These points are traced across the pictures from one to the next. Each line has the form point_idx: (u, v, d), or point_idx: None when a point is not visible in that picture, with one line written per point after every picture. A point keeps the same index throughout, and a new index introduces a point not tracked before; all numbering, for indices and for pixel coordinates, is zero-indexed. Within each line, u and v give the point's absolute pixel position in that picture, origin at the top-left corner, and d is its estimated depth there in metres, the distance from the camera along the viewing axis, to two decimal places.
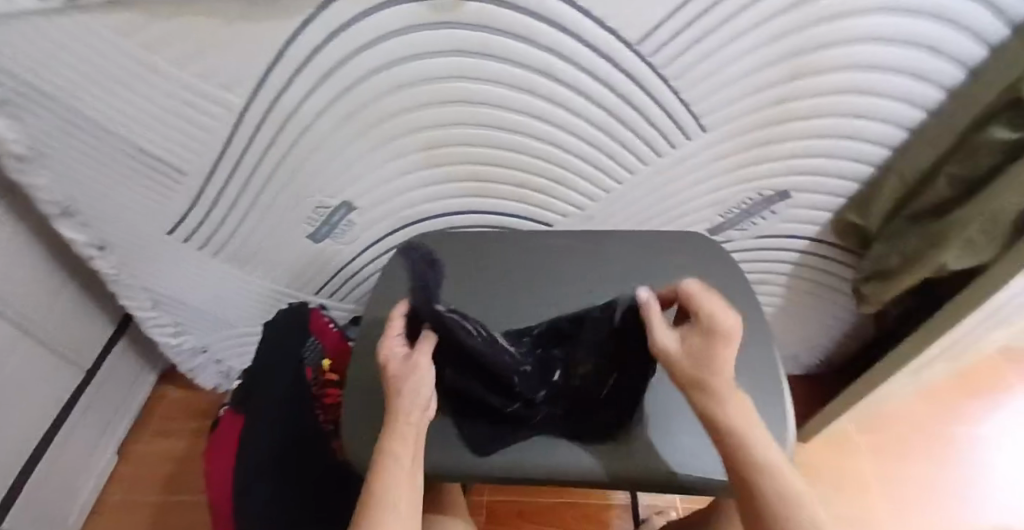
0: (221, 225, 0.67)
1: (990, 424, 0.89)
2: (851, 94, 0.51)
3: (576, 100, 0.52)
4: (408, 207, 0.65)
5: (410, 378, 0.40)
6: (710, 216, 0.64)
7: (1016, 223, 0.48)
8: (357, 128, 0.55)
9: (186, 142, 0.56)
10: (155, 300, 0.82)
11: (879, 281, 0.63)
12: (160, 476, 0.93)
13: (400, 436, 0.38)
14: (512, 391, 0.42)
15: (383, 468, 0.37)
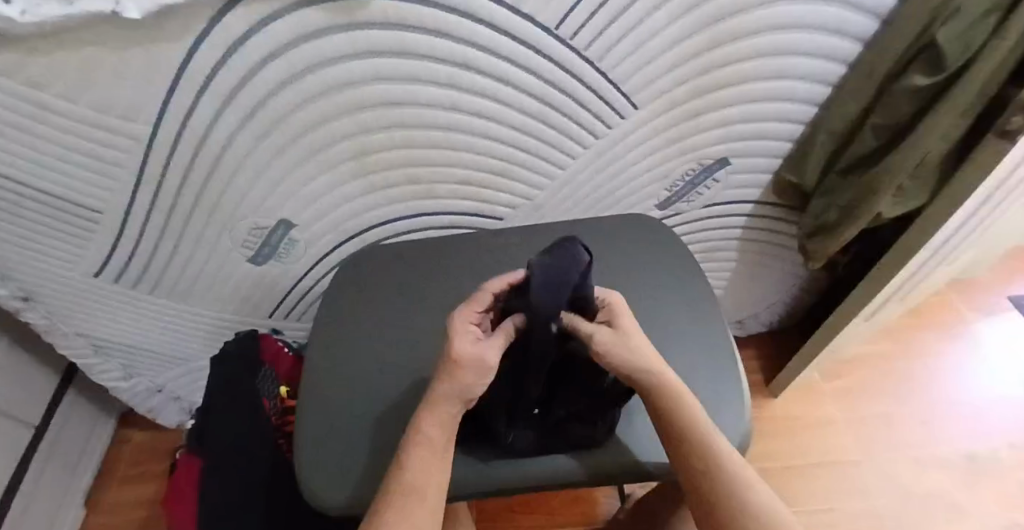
0: (154, 260, 0.64)
1: (942, 354, 0.93)
2: (772, 55, 0.51)
3: (504, 89, 0.51)
4: (350, 219, 0.63)
5: (458, 371, 0.35)
6: (656, 192, 0.64)
7: (941, 163, 0.50)
8: (281, 143, 0.52)
9: (97, 179, 0.53)
10: (98, 345, 0.77)
11: (821, 237, 0.63)
12: (134, 524, 0.89)
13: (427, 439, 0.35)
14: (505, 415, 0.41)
15: (407, 475, 0.34)
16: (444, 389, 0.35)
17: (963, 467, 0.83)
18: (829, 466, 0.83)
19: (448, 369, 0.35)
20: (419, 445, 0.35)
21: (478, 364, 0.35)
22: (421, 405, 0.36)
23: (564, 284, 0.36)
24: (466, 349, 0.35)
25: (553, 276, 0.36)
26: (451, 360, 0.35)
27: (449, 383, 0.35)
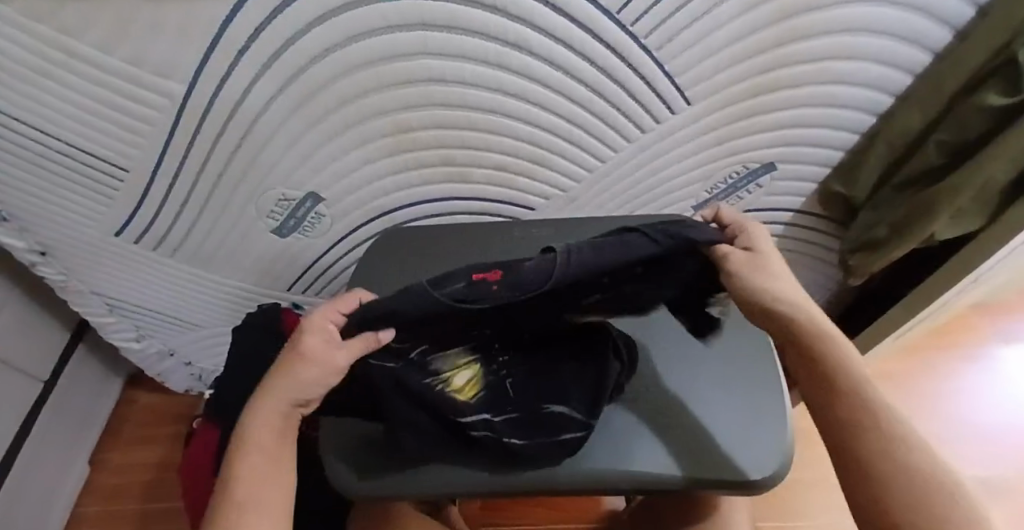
0: (176, 224, 0.62)
1: (963, 379, 0.92)
2: (837, 59, 0.49)
3: (555, 75, 0.48)
4: (380, 197, 0.61)
5: (298, 366, 0.35)
6: (695, 193, 0.62)
7: (1005, 190, 0.48)
8: (316, 114, 0.50)
9: (127, 137, 0.51)
10: (112, 305, 0.76)
11: (867, 252, 0.62)
12: (136, 485, 0.89)
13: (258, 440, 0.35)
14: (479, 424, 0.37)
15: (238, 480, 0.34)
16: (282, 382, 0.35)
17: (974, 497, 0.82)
18: None
19: (291, 364, 0.36)
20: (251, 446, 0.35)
21: (318, 362, 0.35)
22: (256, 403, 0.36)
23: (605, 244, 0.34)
24: (309, 346, 0.36)
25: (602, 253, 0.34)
26: (297, 354, 0.36)
27: (294, 375, 0.35)
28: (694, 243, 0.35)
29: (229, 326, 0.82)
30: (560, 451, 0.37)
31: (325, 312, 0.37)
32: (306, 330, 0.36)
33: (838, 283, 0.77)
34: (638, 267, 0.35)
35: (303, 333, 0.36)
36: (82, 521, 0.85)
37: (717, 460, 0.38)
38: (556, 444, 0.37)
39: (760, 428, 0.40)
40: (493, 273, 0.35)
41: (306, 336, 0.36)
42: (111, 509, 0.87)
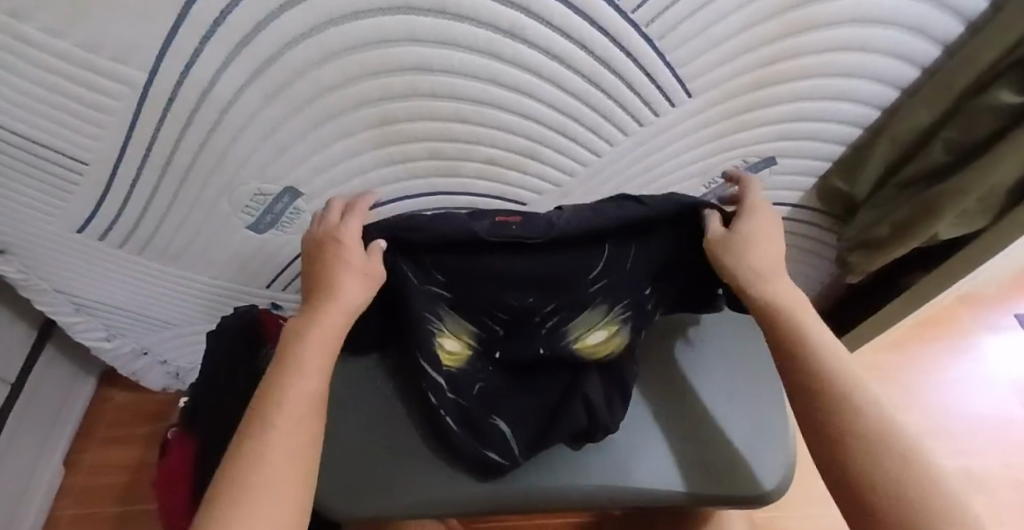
0: (144, 219, 0.58)
1: (948, 369, 0.92)
2: (845, 50, 0.47)
3: (550, 65, 0.45)
4: (363, 191, 0.58)
5: (349, 272, 0.39)
6: (692, 187, 0.60)
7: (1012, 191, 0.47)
8: (292, 104, 0.46)
9: (84, 127, 0.47)
10: (79, 304, 0.72)
11: (866, 250, 0.61)
12: (113, 486, 0.85)
13: (317, 341, 0.37)
14: (464, 409, 0.44)
15: (292, 376, 0.36)
16: (338, 290, 0.39)
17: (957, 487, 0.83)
18: None
19: (336, 271, 0.39)
20: (309, 345, 0.37)
21: (363, 271, 0.39)
22: (316, 309, 0.38)
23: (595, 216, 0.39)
24: (352, 257, 0.40)
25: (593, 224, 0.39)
26: (344, 264, 0.40)
27: (345, 285, 0.39)
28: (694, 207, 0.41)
29: (205, 324, 0.78)
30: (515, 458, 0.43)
31: (349, 229, 0.42)
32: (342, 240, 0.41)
33: (831, 277, 0.76)
34: (645, 243, 0.41)
35: (345, 242, 0.40)
36: (58, 524, 0.82)
37: (723, 481, 0.43)
38: (499, 456, 0.43)
39: (762, 449, 0.44)
40: (516, 216, 0.40)
41: (345, 247, 0.40)
42: (87, 511, 0.83)
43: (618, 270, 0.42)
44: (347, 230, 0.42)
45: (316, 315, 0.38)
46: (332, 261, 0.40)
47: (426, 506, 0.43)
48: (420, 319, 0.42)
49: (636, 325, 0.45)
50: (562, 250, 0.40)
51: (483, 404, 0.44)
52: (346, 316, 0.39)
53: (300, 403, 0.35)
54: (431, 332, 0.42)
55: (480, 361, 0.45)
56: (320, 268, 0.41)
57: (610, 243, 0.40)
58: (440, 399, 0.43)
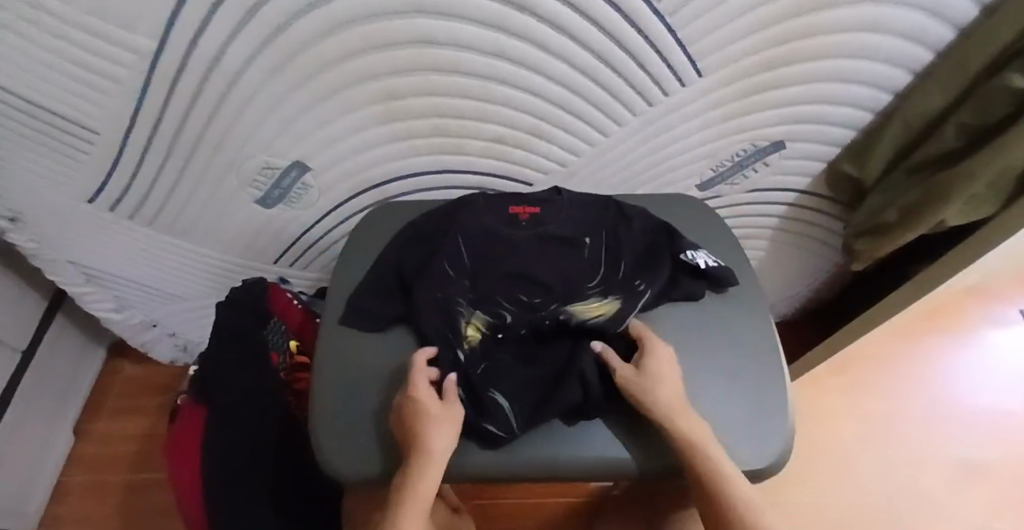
0: (153, 191, 0.59)
1: None
2: (857, 31, 0.46)
3: (558, 40, 0.44)
4: (370, 168, 0.58)
5: (431, 424, 0.38)
6: (700, 171, 0.60)
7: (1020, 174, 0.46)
8: (300, 77, 0.46)
9: (95, 96, 0.47)
10: (89, 274, 0.73)
11: (874, 236, 0.61)
12: (122, 455, 0.87)
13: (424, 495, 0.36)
14: (468, 381, 0.42)
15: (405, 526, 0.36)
16: (432, 446, 0.37)
17: None
18: None
19: (427, 427, 0.38)
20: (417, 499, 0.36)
21: (449, 420, 0.39)
22: (414, 467, 0.37)
23: (573, 205, 0.50)
24: (436, 413, 0.39)
25: (581, 215, 0.49)
26: (429, 421, 0.38)
27: (436, 440, 0.38)
28: (666, 223, 0.50)
29: (212, 298, 0.79)
30: (517, 425, 0.40)
31: (422, 380, 0.40)
32: (421, 398, 0.39)
33: (837, 266, 0.76)
34: (633, 224, 0.49)
35: (423, 397, 0.39)
36: (68, 491, 0.84)
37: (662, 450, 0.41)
38: (501, 417, 0.40)
39: (765, 424, 0.42)
40: (533, 207, 0.50)
41: (425, 402, 0.39)
42: (97, 478, 0.85)
43: (613, 248, 0.48)
44: (421, 385, 0.40)
45: (415, 475, 0.37)
46: (416, 421, 0.38)
47: (432, 464, 0.40)
48: (448, 301, 0.45)
49: (630, 306, 0.45)
50: (567, 223, 0.49)
51: (484, 379, 0.42)
52: (440, 468, 0.38)
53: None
54: (456, 314, 0.44)
55: (490, 345, 0.44)
56: (402, 425, 0.39)
57: (603, 225, 0.49)
58: (452, 367, 0.43)
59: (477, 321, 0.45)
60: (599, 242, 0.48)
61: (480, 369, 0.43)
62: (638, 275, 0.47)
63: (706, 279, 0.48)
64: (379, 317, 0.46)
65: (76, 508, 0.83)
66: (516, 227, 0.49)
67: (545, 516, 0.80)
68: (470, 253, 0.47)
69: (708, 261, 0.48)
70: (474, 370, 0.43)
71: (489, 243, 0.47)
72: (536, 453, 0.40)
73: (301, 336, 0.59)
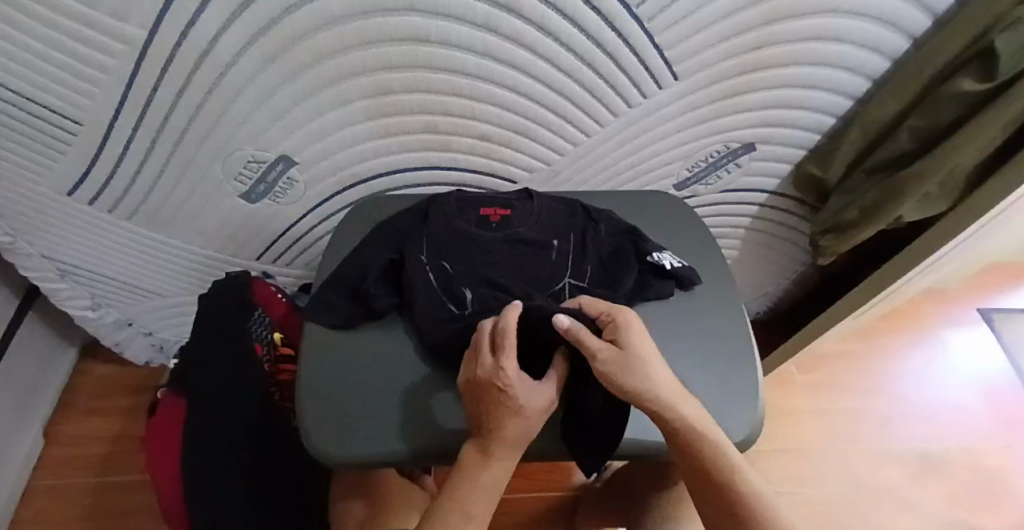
0: (136, 183, 0.59)
1: (910, 358, 0.98)
2: (820, 40, 0.50)
3: (544, 40, 0.46)
4: (357, 162, 0.59)
5: (520, 416, 0.34)
6: (677, 171, 0.63)
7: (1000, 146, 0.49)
8: (291, 69, 0.47)
9: (80, 85, 0.47)
10: (63, 270, 0.72)
11: (836, 233, 0.64)
12: (93, 457, 0.85)
13: (501, 475, 0.34)
14: (444, 274, 0.46)
15: (477, 490, 0.33)
16: (510, 430, 0.34)
17: (917, 469, 0.87)
18: (797, 451, 0.88)
19: (507, 413, 0.34)
20: (493, 470, 0.34)
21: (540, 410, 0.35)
22: (495, 441, 0.34)
23: (541, 209, 0.50)
24: (526, 398, 0.34)
25: (551, 219, 0.49)
26: (517, 409, 0.34)
27: (515, 428, 0.34)
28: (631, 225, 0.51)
29: (191, 295, 0.78)
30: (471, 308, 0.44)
31: (511, 364, 0.34)
32: (511, 386, 0.34)
33: (805, 265, 0.80)
34: (600, 228, 0.49)
35: (514, 385, 0.34)
36: (35, 496, 0.81)
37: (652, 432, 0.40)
38: (458, 293, 0.45)
39: (734, 404, 0.42)
40: (503, 210, 0.49)
41: (515, 389, 0.34)
42: (67, 481, 0.83)
43: (579, 252, 0.48)
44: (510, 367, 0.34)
45: (493, 448, 0.34)
46: (501, 406, 0.34)
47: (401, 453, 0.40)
48: (436, 218, 0.49)
49: None
50: (535, 226, 0.48)
51: (461, 270, 0.46)
52: (519, 449, 0.35)
53: (488, 507, 0.33)
54: (443, 226, 0.48)
55: (471, 255, 0.47)
56: (479, 401, 0.34)
57: (572, 229, 0.49)
58: (424, 260, 0.46)
59: (465, 228, 0.48)
60: (566, 252, 0.48)
61: (454, 271, 0.46)
62: (603, 279, 0.47)
63: (673, 278, 0.48)
64: (349, 314, 0.45)
65: (43, 513, 0.80)
66: (487, 229, 0.48)
67: (527, 512, 0.81)
68: (442, 242, 0.47)
69: (673, 262, 0.49)
70: (452, 264, 0.46)
71: (455, 242, 0.47)
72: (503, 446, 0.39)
73: (283, 327, 0.61)
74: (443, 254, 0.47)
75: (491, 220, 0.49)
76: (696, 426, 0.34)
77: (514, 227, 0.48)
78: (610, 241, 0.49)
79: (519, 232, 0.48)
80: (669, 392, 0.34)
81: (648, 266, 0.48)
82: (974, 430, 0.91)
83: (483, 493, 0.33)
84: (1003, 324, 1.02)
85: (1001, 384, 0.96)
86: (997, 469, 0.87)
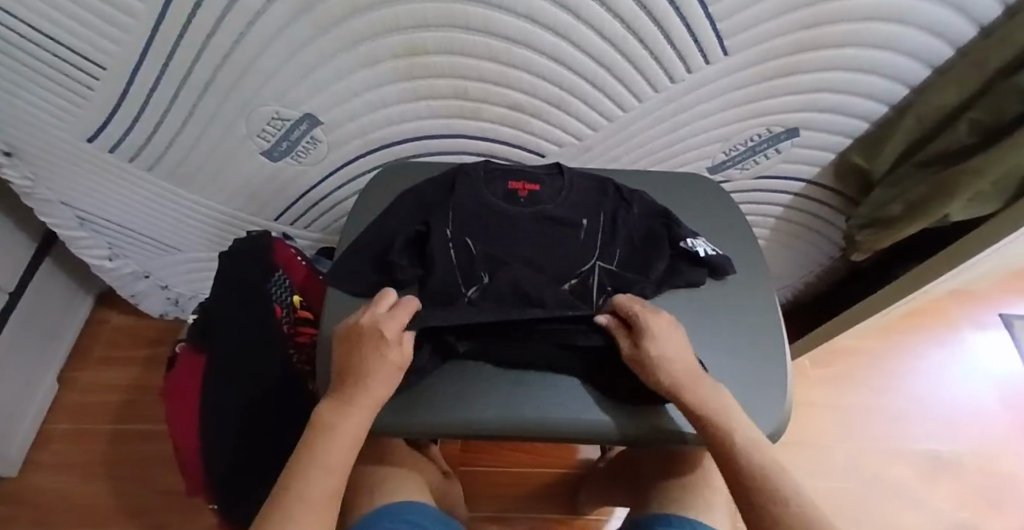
0: (158, 133, 0.57)
1: (929, 357, 0.97)
2: (880, 22, 0.47)
3: (589, 6, 0.44)
4: (383, 126, 0.57)
5: (380, 365, 0.34)
6: (712, 153, 0.60)
7: None
8: (321, 23, 0.45)
9: (104, 28, 0.45)
10: (81, 218, 0.72)
11: (876, 228, 0.62)
12: (109, 404, 0.86)
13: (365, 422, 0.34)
14: (467, 252, 0.44)
15: (340, 437, 0.32)
16: (385, 378, 0.35)
17: (924, 468, 0.87)
18: (805, 445, 0.88)
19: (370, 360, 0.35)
20: (350, 419, 0.33)
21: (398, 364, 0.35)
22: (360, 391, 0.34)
23: (566, 187, 0.48)
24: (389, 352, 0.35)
25: (580, 198, 0.47)
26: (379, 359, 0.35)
27: (379, 375, 0.34)
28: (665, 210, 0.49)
29: (207, 251, 0.78)
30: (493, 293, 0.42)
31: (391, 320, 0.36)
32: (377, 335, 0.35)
33: (832, 258, 0.77)
34: (633, 210, 0.48)
35: (381, 336, 0.35)
36: (50, 438, 0.83)
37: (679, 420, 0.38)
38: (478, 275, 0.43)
39: (761, 397, 0.41)
40: (532, 184, 0.48)
41: (380, 340, 0.35)
42: (81, 426, 0.84)
43: (608, 234, 0.46)
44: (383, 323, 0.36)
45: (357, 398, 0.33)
46: (361, 353, 0.35)
47: (413, 423, 0.38)
48: (461, 192, 0.47)
49: (622, 288, 0.44)
50: (565, 203, 0.47)
51: (485, 247, 0.44)
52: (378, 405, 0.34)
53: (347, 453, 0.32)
54: (468, 200, 0.46)
55: (496, 231, 0.45)
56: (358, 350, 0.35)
57: (603, 209, 0.47)
58: (448, 237, 0.45)
59: (492, 203, 0.46)
60: (595, 233, 0.46)
61: (476, 251, 0.44)
62: (632, 262, 0.46)
63: (705, 266, 0.47)
64: (371, 283, 0.45)
65: (59, 455, 0.82)
66: (515, 204, 0.47)
67: (530, 484, 0.82)
68: (467, 216, 0.46)
69: (707, 249, 0.47)
70: (474, 242, 0.45)
71: (482, 217, 0.46)
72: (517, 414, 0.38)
73: (303, 291, 0.59)
74: (467, 231, 0.45)
75: (517, 195, 0.47)
76: (713, 407, 0.35)
77: (544, 203, 0.47)
78: (642, 224, 0.48)
79: (546, 209, 0.46)
80: (689, 372, 0.36)
81: (678, 251, 0.46)
82: (988, 434, 0.90)
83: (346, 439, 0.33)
84: None
85: (1019, 391, 0.94)
86: (1007, 476, 0.87)
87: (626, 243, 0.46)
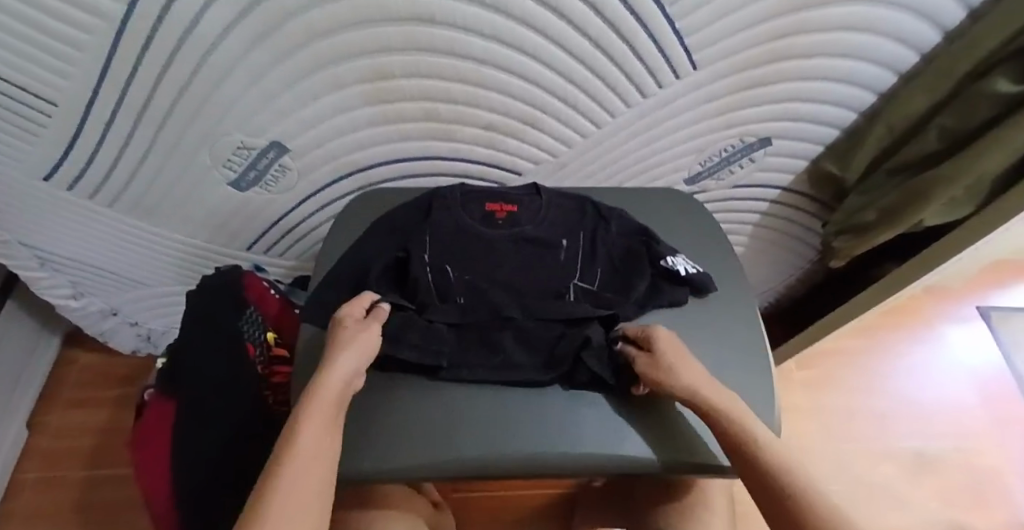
0: (119, 168, 0.55)
1: (908, 354, 0.98)
2: (845, 31, 0.47)
3: (557, 25, 0.43)
4: (354, 151, 0.56)
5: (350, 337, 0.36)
6: (688, 165, 0.60)
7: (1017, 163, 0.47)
8: (282, 50, 0.44)
9: (54, 63, 0.43)
10: (42, 258, 0.69)
11: (854, 235, 0.62)
12: (81, 449, 0.82)
13: (328, 403, 0.32)
14: (444, 283, 0.43)
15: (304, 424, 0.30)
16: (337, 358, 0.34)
17: (912, 466, 0.87)
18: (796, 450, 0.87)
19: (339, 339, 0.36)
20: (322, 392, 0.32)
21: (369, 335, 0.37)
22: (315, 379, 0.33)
23: (542, 210, 0.47)
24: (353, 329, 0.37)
25: (558, 221, 0.46)
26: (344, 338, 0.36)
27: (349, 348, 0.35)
28: (638, 226, 0.48)
29: (176, 284, 0.75)
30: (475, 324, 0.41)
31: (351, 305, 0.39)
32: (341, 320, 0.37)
33: (811, 261, 0.78)
34: (612, 228, 0.47)
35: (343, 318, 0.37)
36: (23, 487, 0.79)
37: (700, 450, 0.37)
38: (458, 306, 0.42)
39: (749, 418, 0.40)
40: (510, 206, 0.47)
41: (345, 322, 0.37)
42: (54, 473, 0.80)
43: (589, 253, 0.46)
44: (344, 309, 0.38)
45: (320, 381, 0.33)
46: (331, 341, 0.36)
47: (398, 467, 0.35)
48: (438, 220, 0.45)
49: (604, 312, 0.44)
50: (544, 224, 0.46)
51: (463, 276, 0.43)
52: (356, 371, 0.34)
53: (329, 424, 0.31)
54: (445, 226, 0.45)
55: (473, 257, 0.44)
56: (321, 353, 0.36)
57: (582, 229, 0.47)
58: (425, 266, 0.43)
59: (470, 229, 0.45)
60: (576, 256, 0.45)
61: (455, 280, 0.43)
62: (613, 284, 0.45)
63: (688, 283, 0.46)
64: None
65: (30, 506, 0.78)
66: (493, 227, 0.46)
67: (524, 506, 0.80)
68: (443, 243, 0.44)
69: (687, 266, 0.46)
70: (451, 274, 0.43)
71: (459, 242, 0.45)
72: (504, 449, 0.36)
73: (275, 327, 0.58)
74: (444, 258, 0.44)
75: (496, 220, 0.46)
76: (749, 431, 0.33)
77: (524, 227, 0.46)
78: (622, 244, 0.47)
79: (527, 234, 0.45)
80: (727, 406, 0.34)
81: (661, 270, 0.46)
82: (970, 428, 0.91)
83: (317, 420, 0.31)
84: (1002, 323, 1.02)
85: (997, 382, 0.96)
86: (992, 469, 0.88)
87: (605, 264, 0.46)
